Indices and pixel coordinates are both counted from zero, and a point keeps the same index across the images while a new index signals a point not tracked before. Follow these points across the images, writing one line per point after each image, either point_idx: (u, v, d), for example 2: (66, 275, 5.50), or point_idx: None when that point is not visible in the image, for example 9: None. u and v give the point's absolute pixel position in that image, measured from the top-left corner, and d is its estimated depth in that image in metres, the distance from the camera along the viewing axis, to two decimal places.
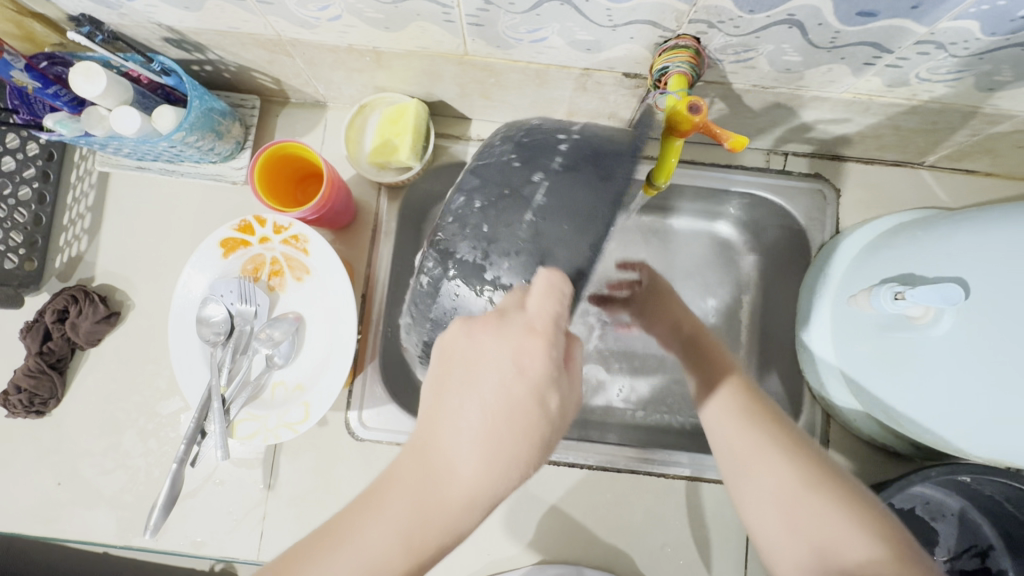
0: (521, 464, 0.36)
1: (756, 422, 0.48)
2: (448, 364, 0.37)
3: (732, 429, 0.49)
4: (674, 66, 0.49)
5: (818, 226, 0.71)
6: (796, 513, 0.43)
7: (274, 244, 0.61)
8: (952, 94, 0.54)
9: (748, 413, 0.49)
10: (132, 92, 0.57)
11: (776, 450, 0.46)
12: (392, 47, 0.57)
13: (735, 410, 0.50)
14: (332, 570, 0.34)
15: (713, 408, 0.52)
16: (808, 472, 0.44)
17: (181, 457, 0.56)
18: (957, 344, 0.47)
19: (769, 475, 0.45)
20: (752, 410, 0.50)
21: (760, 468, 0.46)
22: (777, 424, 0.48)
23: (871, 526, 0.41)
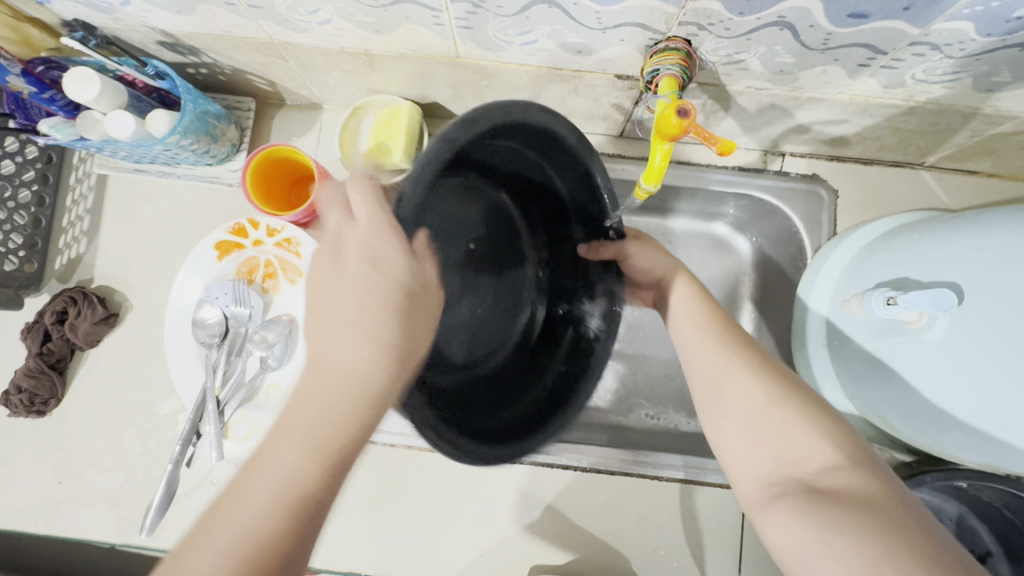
0: (395, 338, 0.39)
1: (729, 345, 0.47)
2: (325, 258, 0.40)
3: (704, 338, 0.48)
4: (665, 68, 0.49)
5: (815, 228, 0.70)
6: (760, 427, 0.43)
7: (268, 247, 0.62)
8: (950, 94, 0.53)
9: (721, 326, 0.49)
10: (127, 96, 0.57)
11: (747, 370, 0.45)
12: (383, 50, 0.57)
13: (707, 334, 0.48)
14: (251, 498, 0.34)
15: (684, 332, 0.50)
16: (774, 379, 0.44)
17: (177, 459, 0.57)
18: (951, 349, 0.47)
19: (736, 396, 0.44)
20: (726, 332, 0.48)
21: (729, 390, 0.45)
22: (750, 347, 0.47)
23: (834, 436, 0.40)
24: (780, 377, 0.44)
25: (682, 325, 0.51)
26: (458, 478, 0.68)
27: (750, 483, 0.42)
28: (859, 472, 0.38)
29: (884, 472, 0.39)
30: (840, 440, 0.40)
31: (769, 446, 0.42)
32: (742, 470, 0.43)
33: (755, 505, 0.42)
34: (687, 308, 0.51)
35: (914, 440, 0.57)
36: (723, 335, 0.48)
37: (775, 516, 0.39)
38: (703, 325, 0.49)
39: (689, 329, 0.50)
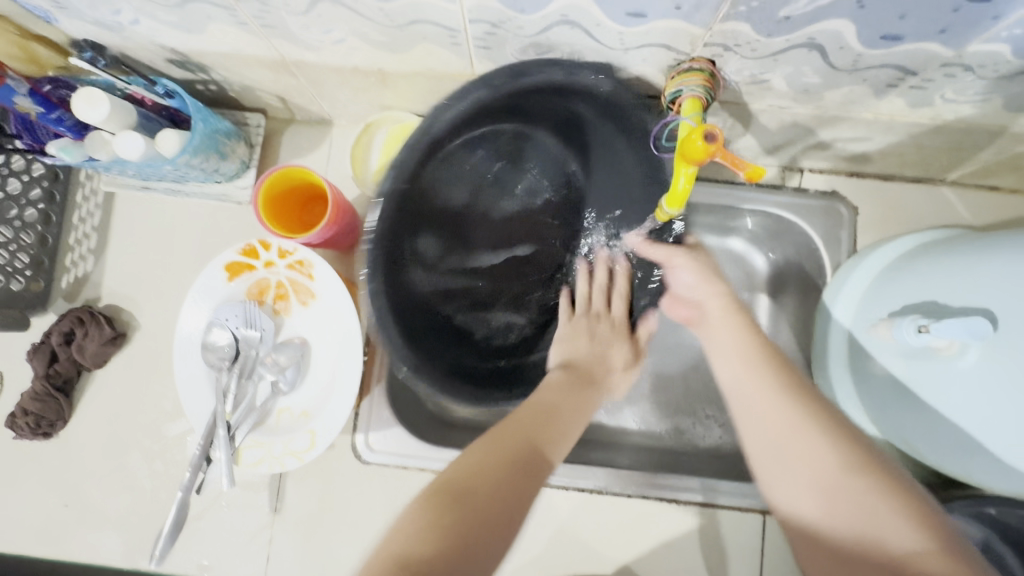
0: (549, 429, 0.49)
1: (796, 401, 0.46)
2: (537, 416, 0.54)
3: (761, 394, 0.48)
4: (688, 89, 0.47)
5: (836, 245, 0.69)
6: (837, 498, 0.42)
7: (279, 268, 0.60)
8: (979, 114, 0.52)
9: (774, 376, 0.48)
10: (137, 116, 0.56)
11: (821, 434, 0.44)
12: (398, 68, 0.56)
13: (773, 388, 0.47)
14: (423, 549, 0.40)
15: (737, 380, 0.50)
16: (842, 448, 0.44)
17: (187, 485, 0.56)
18: (988, 376, 0.46)
19: (808, 460, 0.44)
20: (792, 387, 0.47)
21: (799, 453, 0.45)
22: (816, 404, 0.46)
23: (917, 516, 0.40)
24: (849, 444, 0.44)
25: (727, 355, 0.51)
26: None
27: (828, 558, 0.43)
28: (949, 560, 0.37)
29: (960, 547, 0.38)
30: (920, 523, 0.39)
31: (847, 520, 0.41)
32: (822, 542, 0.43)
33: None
34: (733, 342, 0.51)
35: (947, 469, 0.55)
36: (784, 389, 0.47)
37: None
38: (757, 370, 0.49)
39: (741, 375, 0.50)
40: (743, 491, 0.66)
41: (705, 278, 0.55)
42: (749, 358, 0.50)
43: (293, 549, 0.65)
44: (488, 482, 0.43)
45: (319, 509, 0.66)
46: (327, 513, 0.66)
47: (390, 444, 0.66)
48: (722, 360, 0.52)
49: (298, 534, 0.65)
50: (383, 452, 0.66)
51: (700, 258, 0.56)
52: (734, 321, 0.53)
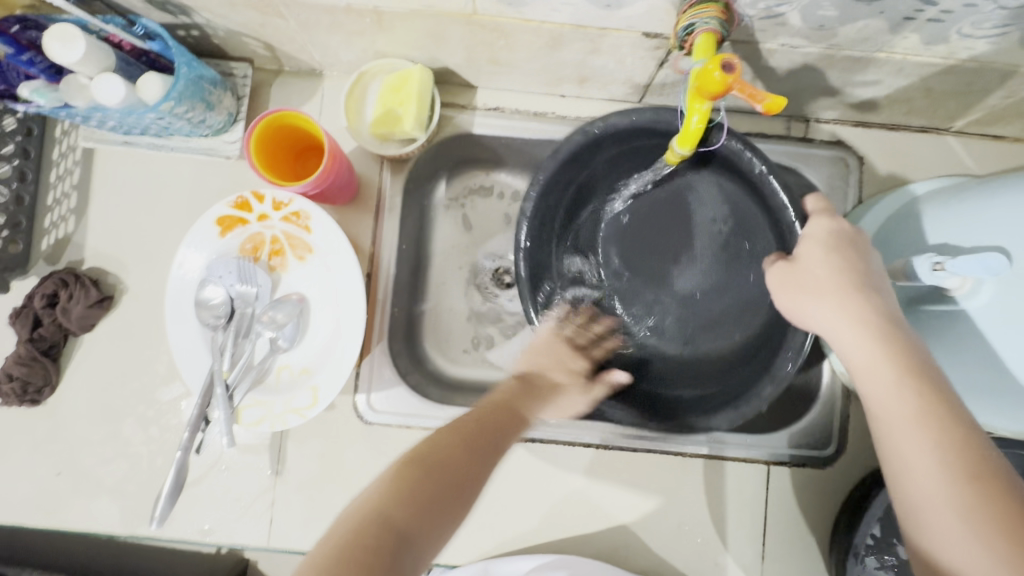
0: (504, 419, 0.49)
1: (968, 490, 0.37)
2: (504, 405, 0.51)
3: (916, 463, 0.39)
4: (701, 22, 0.45)
5: (840, 196, 0.68)
6: None
7: (274, 221, 0.58)
8: (994, 51, 0.51)
9: (947, 441, 0.39)
10: (115, 58, 0.53)
11: (984, 543, 0.36)
12: (394, 7, 0.53)
13: (938, 469, 0.38)
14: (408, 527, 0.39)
15: (893, 446, 0.41)
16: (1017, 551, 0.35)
17: (186, 446, 0.54)
18: (1001, 313, 0.46)
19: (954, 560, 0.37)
20: (970, 473, 0.38)
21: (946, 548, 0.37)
22: (996, 500, 0.37)
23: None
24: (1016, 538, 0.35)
25: (885, 418, 0.42)
26: None
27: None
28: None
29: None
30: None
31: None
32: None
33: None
34: (891, 394, 0.42)
35: None
36: (954, 467, 0.38)
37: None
38: (918, 432, 0.40)
39: (892, 430, 0.41)
40: (748, 442, 0.66)
41: (845, 316, 0.45)
42: (913, 420, 0.40)
43: (298, 511, 0.64)
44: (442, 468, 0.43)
45: (321, 470, 0.65)
46: (330, 474, 0.65)
47: (392, 403, 0.65)
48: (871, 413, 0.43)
49: (302, 496, 0.64)
50: (385, 412, 0.65)
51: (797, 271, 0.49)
52: (887, 366, 0.43)
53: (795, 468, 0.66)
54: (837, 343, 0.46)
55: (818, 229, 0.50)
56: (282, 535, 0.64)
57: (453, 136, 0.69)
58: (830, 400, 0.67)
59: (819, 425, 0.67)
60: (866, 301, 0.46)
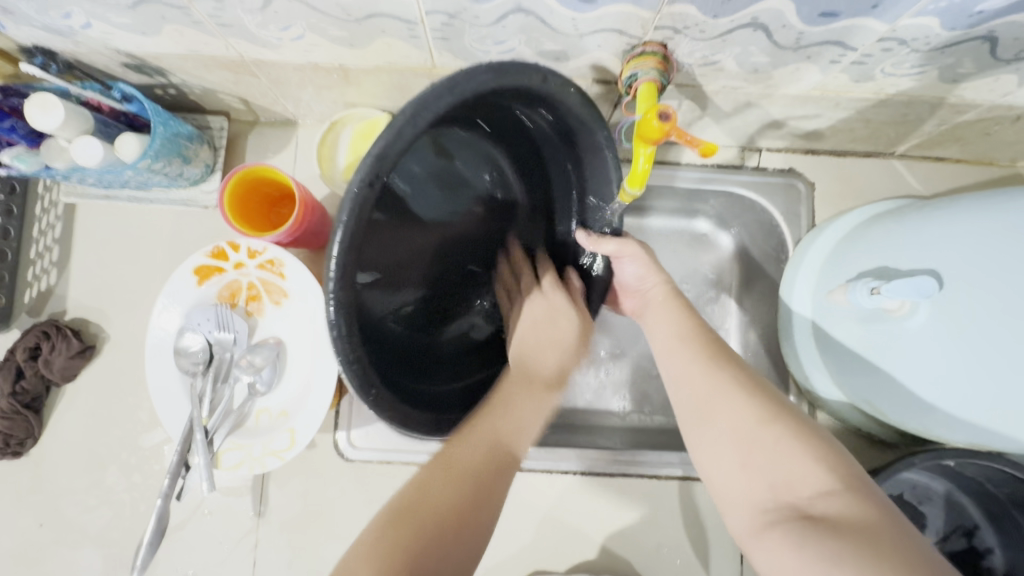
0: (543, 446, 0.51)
1: (718, 367, 0.48)
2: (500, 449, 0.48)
3: (688, 363, 0.50)
4: (642, 73, 0.49)
5: (795, 220, 0.71)
6: (752, 454, 0.43)
7: (250, 269, 0.60)
8: (917, 86, 0.54)
9: (678, 348, 0.52)
10: (93, 122, 0.55)
11: (737, 392, 0.46)
12: (359, 64, 0.56)
13: (695, 359, 0.50)
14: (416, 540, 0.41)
15: (667, 361, 0.52)
16: (770, 404, 0.45)
17: (167, 492, 0.55)
18: (936, 332, 0.48)
19: (724, 420, 0.45)
20: (716, 356, 0.50)
21: (716, 415, 0.46)
22: (740, 370, 0.48)
23: (825, 456, 0.41)
24: (775, 401, 0.45)
25: (666, 338, 0.53)
26: None
27: (742, 511, 0.42)
28: (855, 496, 0.38)
29: (877, 495, 0.39)
30: (834, 464, 0.40)
31: (758, 462, 0.43)
32: (736, 498, 0.43)
33: (747, 533, 0.42)
34: (666, 321, 0.55)
35: (905, 424, 0.57)
36: (713, 358, 0.50)
37: (769, 545, 0.39)
38: (690, 341, 0.52)
39: (669, 351, 0.52)
40: None
41: (649, 269, 0.57)
42: (687, 339, 0.52)
43: (280, 551, 0.65)
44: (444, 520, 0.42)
45: (304, 509, 0.66)
46: (311, 513, 0.66)
47: (372, 440, 0.67)
48: (652, 329, 0.56)
49: (285, 535, 0.65)
50: (365, 448, 0.67)
51: (644, 250, 0.57)
52: (672, 306, 0.56)
53: None
54: (653, 307, 0.57)
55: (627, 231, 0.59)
56: None
57: None
58: None
59: None
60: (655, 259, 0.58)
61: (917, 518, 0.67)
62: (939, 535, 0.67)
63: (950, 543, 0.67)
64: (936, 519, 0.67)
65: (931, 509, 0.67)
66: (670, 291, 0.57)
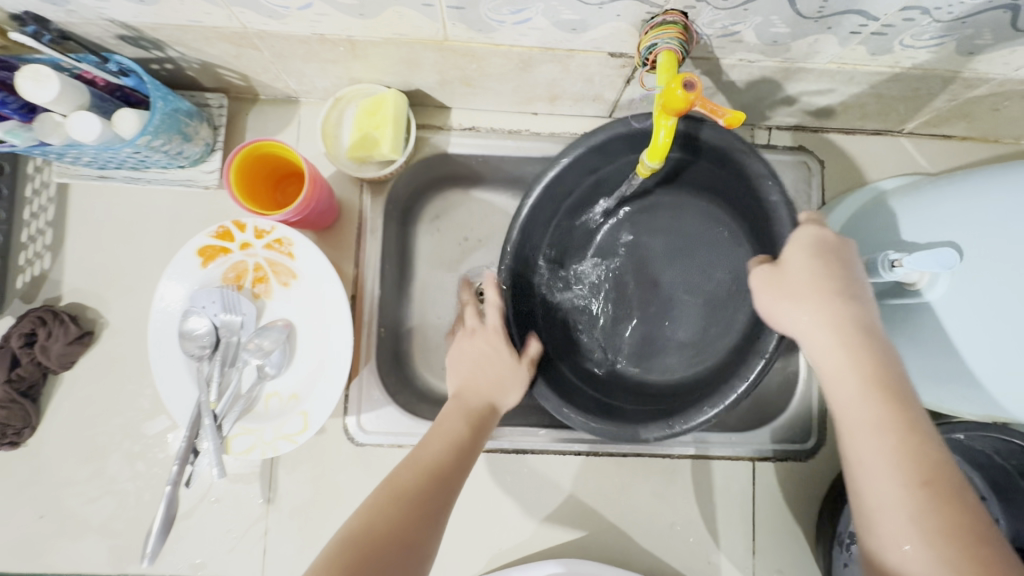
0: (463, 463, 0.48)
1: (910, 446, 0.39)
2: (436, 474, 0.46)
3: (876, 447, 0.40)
4: (663, 42, 0.48)
5: (804, 199, 0.71)
6: (924, 556, 0.37)
7: (257, 249, 0.58)
8: (934, 59, 0.54)
9: (877, 403, 0.41)
10: (89, 96, 0.53)
11: (923, 488, 0.38)
12: (368, 36, 0.54)
13: (887, 428, 0.40)
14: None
15: (842, 421, 0.43)
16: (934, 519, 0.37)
17: (175, 479, 0.54)
18: (958, 305, 0.49)
19: (898, 512, 0.38)
20: (913, 434, 0.40)
21: (887, 502, 0.39)
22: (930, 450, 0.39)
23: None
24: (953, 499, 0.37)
25: (843, 384, 0.43)
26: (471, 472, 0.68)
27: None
28: None
29: None
30: None
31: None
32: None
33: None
34: (844, 366, 0.43)
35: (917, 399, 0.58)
36: (905, 453, 0.39)
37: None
38: (875, 401, 0.41)
39: (844, 402, 0.43)
40: (733, 440, 0.68)
41: (819, 325, 0.45)
42: (877, 415, 0.41)
43: (291, 538, 0.64)
44: (386, 530, 0.41)
45: (314, 495, 0.65)
46: (322, 498, 0.65)
47: (383, 423, 0.66)
48: (827, 377, 0.45)
49: (295, 522, 0.64)
50: (376, 432, 0.66)
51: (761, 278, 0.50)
52: (829, 323, 0.45)
53: (779, 463, 0.68)
54: (808, 343, 0.46)
55: (806, 236, 0.49)
56: (276, 564, 0.63)
57: (432, 156, 0.70)
58: (807, 394, 0.70)
59: (799, 419, 0.69)
60: (850, 309, 0.45)
61: None
62: None
63: None
64: None
65: None
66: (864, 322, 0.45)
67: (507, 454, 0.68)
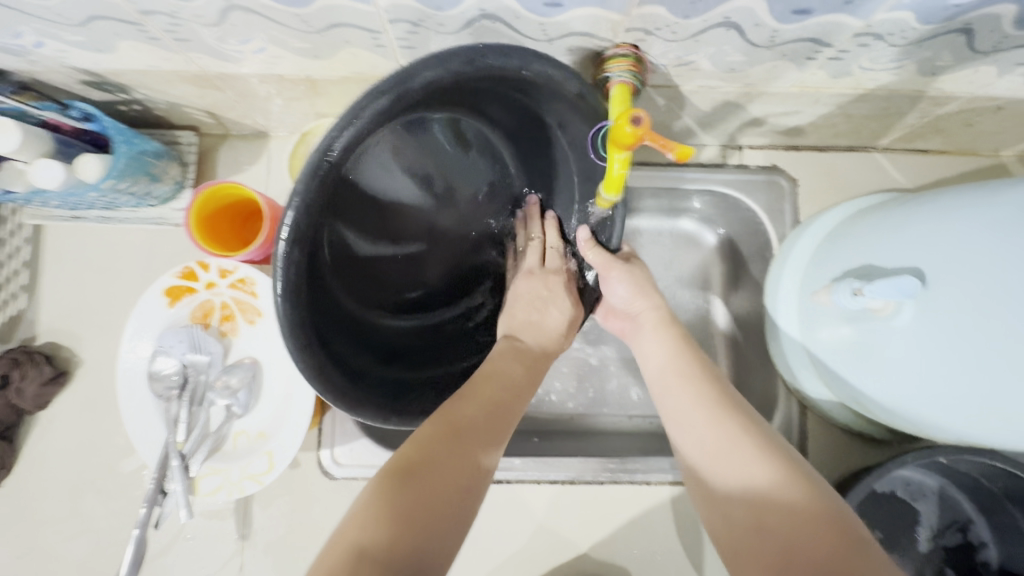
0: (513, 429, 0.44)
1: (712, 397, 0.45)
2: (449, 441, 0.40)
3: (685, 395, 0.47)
4: (616, 75, 0.48)
5: (778, 218, 0.70)
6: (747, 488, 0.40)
7: (222, 288, 0.58)
8: (896, 80, 0.53)
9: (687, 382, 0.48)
10: (52, 142, 0.53)
11: (738, 431, 0.42)
12: (326, 74, 0.54)
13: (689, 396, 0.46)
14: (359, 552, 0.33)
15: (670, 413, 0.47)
16: (710, 397, 0.46)
17: (144, 521, 0.54)
18: (923, 333, 0.47)
19: (718, 453, 0.42)
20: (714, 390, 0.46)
21: (716, 455, 0.42)
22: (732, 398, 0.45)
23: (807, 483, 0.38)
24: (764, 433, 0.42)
25: (661, 370, 0.50)
26: None
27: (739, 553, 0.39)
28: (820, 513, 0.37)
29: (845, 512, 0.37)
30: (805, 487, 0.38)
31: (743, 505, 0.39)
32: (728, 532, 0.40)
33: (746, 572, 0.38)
34: (659, 351, 0.51)
35: (892, 423, 0.56)
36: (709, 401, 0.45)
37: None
38: (686, 380, 0.47)
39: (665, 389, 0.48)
40: None
41: (661, 329, 0.52)
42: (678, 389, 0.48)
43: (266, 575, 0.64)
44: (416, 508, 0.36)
45: (290, 531, 0.64)
46: (297, 534, 0.64)
47: (357, 457, 0.65)
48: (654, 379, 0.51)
49: (270, 558, 0.64)
50: (349, 466, 0.65)
51: (634, 270, 0.54)
52: (667, 334, 0.52)
53: None
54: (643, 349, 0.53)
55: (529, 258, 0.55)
56: None
57: None
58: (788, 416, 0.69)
59: None
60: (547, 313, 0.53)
61: (911, 514, 0.66)
62: (934, 532, 0.67)
63: (944, 539, 0.67)
64: (930, 515, 0.67)
65: (925, 506, 0.67)
66: (661, 316, 0.53)
67: None
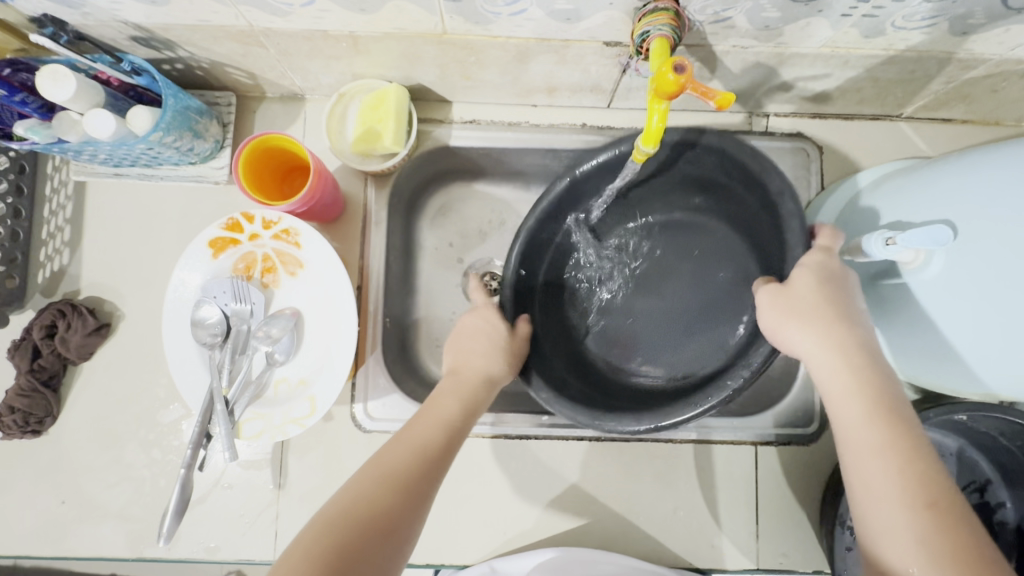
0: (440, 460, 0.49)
1: (917, 491, 0.41)
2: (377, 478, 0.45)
3: (881, 470, 0.42)
4: (655, 29, 0.49)
5: (805, 183, 0.72)
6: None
7: (265, 240, 0.60)
8: (927, 41, 0.55)
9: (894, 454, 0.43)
10: (104, 94, 0.55)
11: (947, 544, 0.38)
12: (369, 30, 0.56)
13: (896, 478, 0.42)
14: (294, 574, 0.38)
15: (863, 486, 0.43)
16: (919, 485, 0.41)
17: (189, 462, 0.55)
18: (951, 282, 0.49)
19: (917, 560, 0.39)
20: (927, 485, 0.41)
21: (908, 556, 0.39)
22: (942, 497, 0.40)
23: None
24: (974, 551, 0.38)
25: (858, 439, 0.44)
26: (476, 459, 0.69)
27: None
28: None
29: None
30: None
31: None
32: None
33: None
34: (859, 416, 0.45)
35: (921, 377, 0.58)
36: (912, 487, 0.41)
37: None
38: (889, 460, 0.42)
39: (859, 462, 0.44)
40: (735, 426, 0.69)
41: (830, 348, 0.48)
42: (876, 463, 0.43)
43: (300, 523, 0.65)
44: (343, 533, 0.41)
45: (324, 481, 0.66)
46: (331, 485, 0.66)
47: (389, 410, 0.67)
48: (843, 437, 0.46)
49: (304, 507, 0.66)
50: (383, 419, 0.67)
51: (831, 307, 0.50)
52: (870, 399, 0.45)
53: (782, 447, 0.69)
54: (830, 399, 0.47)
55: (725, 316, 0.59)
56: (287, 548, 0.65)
57: (434, 149, 0.71)
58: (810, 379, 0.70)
59: (800, 404, 0.70)
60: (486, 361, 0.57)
61: None
62: None
63: None
64: None
65: (943, 466, 0.68)
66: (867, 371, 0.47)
67: (511, 439, 0.69)
